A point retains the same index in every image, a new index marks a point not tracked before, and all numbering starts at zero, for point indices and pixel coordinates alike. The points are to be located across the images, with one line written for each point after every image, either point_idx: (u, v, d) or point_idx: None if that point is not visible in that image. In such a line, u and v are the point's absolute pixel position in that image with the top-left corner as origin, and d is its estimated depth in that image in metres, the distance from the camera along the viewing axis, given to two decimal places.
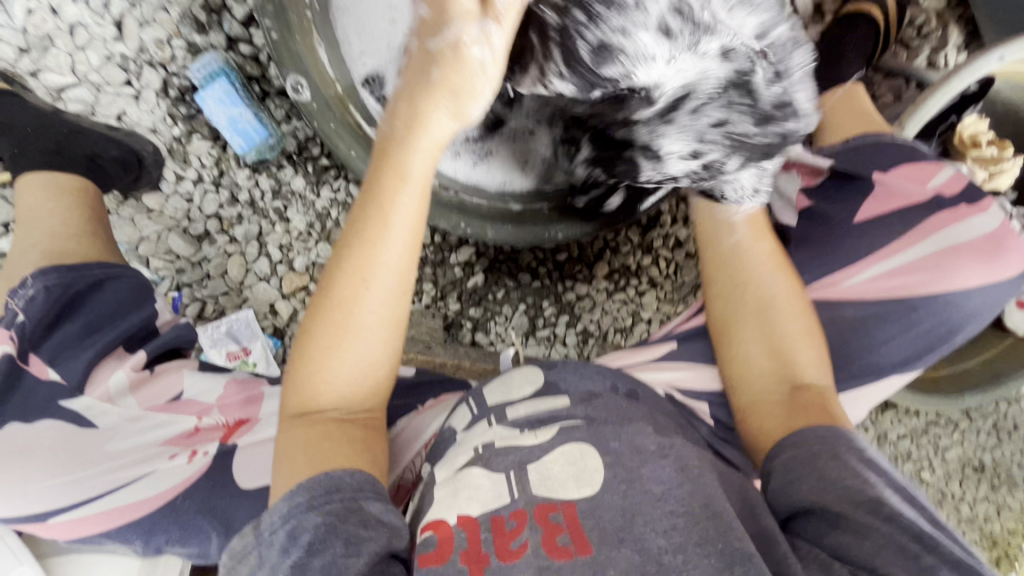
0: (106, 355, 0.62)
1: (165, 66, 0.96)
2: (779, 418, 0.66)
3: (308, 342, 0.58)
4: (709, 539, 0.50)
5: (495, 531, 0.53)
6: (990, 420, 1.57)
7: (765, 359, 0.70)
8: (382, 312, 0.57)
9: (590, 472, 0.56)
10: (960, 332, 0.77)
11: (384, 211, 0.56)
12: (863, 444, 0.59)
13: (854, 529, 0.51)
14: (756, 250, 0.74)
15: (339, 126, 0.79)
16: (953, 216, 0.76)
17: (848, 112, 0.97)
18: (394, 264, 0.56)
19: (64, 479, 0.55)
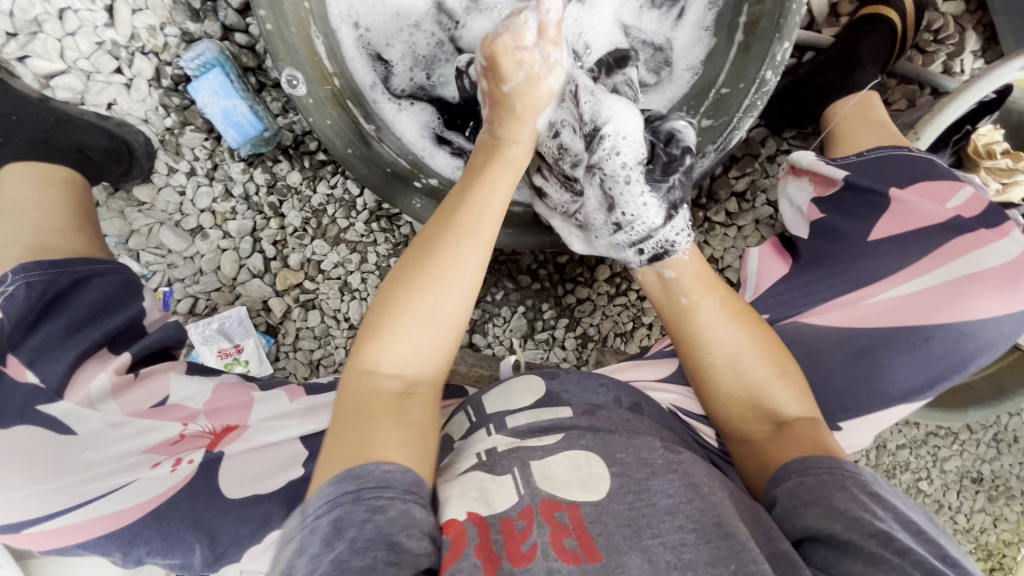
0: (88, 357, 0.59)
1: (158, 54, 0.93)
2: (774, 457, 0.62)
3: (391, 316, 0.58)
4: (720, 558, 0.48)
5: (506, 534, 0.49)
6: (991, 432, 1.55)
7: (745, 414, 0.67)
8: (457, 311, 0.59)
9: (595, 479, 0.53)
10: (973, 363, 0.74)
11: (473, 232, 0.61)
12: (869, 477, 0.57)
13: (864, 558, 0.48)
14: (704, 307, 0.71)
15: (336, 122, 0.75)
16: (975, 240, 0.73)
17: (862, 123, 0.97)
18: (478, 272, 0.60)
19: (40, 490, 0.53)
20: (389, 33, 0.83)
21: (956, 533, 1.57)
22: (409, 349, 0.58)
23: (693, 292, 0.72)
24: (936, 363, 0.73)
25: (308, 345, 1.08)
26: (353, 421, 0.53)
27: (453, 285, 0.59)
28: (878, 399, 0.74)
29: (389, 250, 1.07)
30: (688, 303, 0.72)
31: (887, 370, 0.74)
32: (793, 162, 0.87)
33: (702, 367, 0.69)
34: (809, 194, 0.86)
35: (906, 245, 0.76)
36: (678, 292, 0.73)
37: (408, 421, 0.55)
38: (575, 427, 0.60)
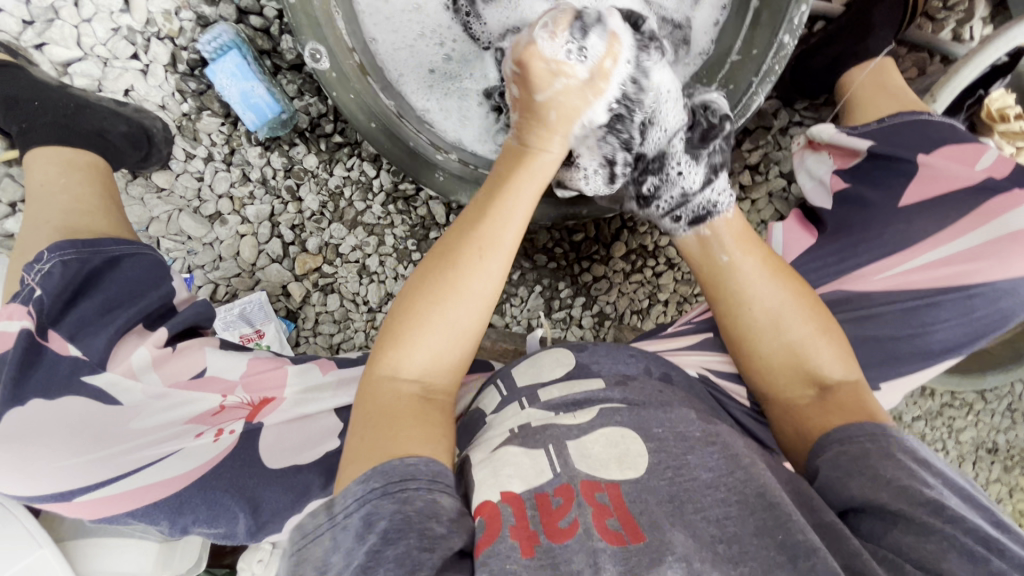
0: (126, 333, 0.59)
1: (173, 39, 0.93)
2: (817, 420, 0.63)
3: (413, 299, 0.59)
4: (766, 529, 0.48)
5: (541, 510, 0.50)
6: (1005, 402, 1.56)
7: (796, 360, 0.67)
8: (488, 284, 0.59)
9: (633, 456, 0.53)
10: (1011, 321, 0.72)
11: (518, 181, 0.64)
12: (914, 443, 0.58)
13: (914, 530, 0.50)
14: (747, 265, 0.71)
15: (358, 96, 0.76)
16: (1009, 200, 0.72)
17: (877, 90, 0.94)
18: (510, 241, 0.61)
19: (87, 459, 0.54)
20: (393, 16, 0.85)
21: None
22: (430, 346, 0.57)
23: (734, 251, 0.72)
24: (972, 322, 0.70)
25: (328, 329, 1.10)
26: (377, 420, 0.53)
27: (485, 256, 0.59)
28: (918, 354, 0.70)
29: (406, 232, 1.10)
30: (729, 261, 0.72)
31: (929, 333, 0.70)
32: (815, 135, 0.86)
33: (736, 314, 0.69)
34: (830, 166, 0.84)
35: (936, 211, 0.73)
36: (718, 249, 0.73)
37: (432, 423, 0.54)
38: (610, 400, 0.60)
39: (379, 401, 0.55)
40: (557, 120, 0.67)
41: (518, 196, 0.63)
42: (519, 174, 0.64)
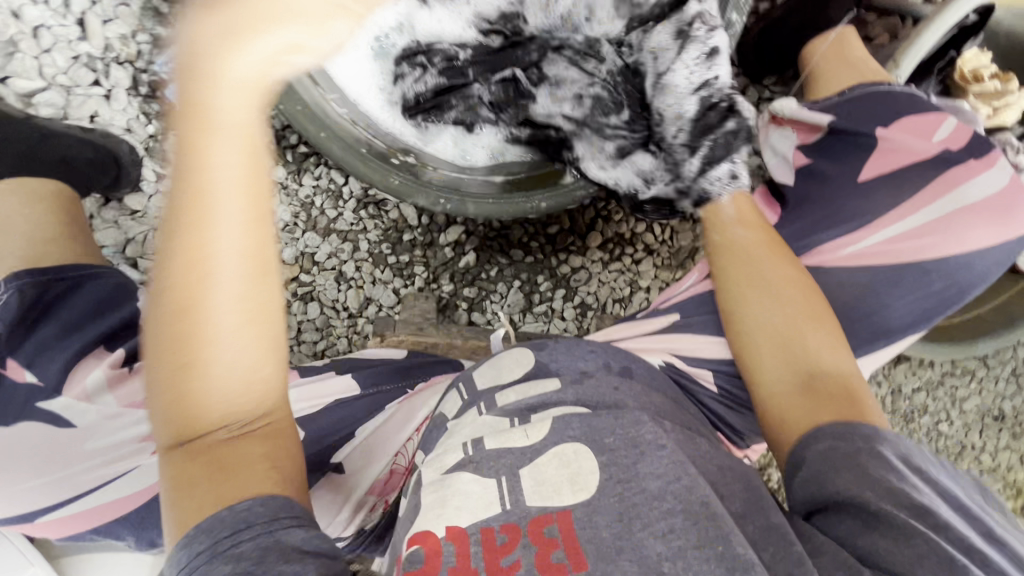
0: (85, 355, 0.61)
1: (132, 63, 0.95)
2: (799, 415, 0.59)
3: (159, 352, 0.45)
4: (708, 541, 0.48)
5: (484, 545, 0.50)
6: (1009, 367, 1.53)
7: (795, 353, 0.63)
8: (235, 292, 0.45)
9: (584, 475, 0.53)
10: (968, 294, 0.72)
11: (208, 145, 0.42)
12: (911, 451, 0.54)
13: (893, 534, 0.47)
14: (740, 240, 0.72)
15: (306, 107, 0.77)
16: (965, 171, 0.70)
17: (839, 63, 0.91)
18: (233, 222, 0.43)
19: (45, 480, 0.57)
20: None
21: (984, 474, 1.55)
22: (212, 388, 0.46)
23: (729, 232, 0.73)
24: (930, 298, 0.70)
25: (311, 337, 1.11)
26: (208, 476, 0.47)
27: (212, 256, 0.43)
28: (878, 334, 0.70)
29: (380, 235, 1.12)
30: (720, 242, 0.73)
31: (881, 308, 0.69)
32: (778, 110, 0.82)
33: (733, 297, 0.69)
34: (792, 141, 0.81)
35: (896, 183, 0.71)
36: (712, 230, 0.75)
37: (254, 463, 0.47)
38: (562, 403, 0.60)
39: (181, 467, 0.47)
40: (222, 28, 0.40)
41: (216, 152, 0.42)
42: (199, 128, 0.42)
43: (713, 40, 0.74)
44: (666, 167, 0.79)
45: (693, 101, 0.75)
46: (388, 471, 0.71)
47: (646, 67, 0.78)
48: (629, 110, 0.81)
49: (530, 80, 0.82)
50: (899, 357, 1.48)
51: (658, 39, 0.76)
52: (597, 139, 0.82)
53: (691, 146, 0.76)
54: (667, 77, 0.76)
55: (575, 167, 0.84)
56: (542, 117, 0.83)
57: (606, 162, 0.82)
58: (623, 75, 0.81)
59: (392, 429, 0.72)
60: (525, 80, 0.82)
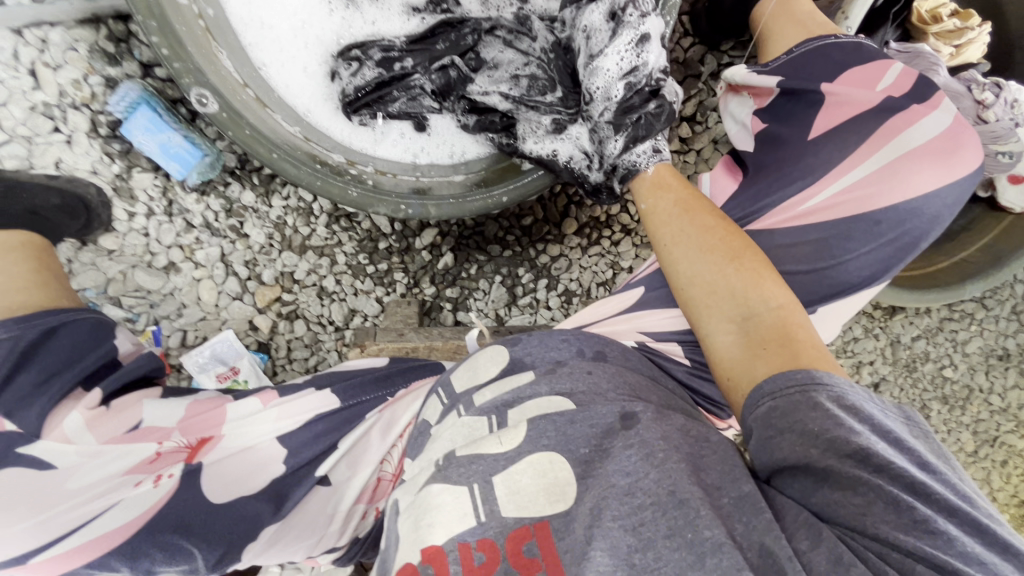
0: (62, 399, 0.63)
1: (88, 105, 0.96)
2: (744, 366, 0.58)
3: None
4: (677, 529, 0.47)
5: (462, 560, 0.49)
6: (1009, 305, 1.51)
7: (729, 299, 0.62)
8: None
9: (562, 486, 0.52)
10: (923, 241, 0.69)
11: None
12: (845, 388, 0.52)
13: (842, 484, 0.47)
14: (663, 206, 0.72)
15: (255, 131, 0.77)
16: (907, 117, 0.69)
17: (788, 19, 0.88)
18: None
19: (27, 525, 0.56)
20: (283, 41, 0.84)
21: (994, 414, 1.55)
22: None
23: (651, 198, 0.73)
24: (885, 247, 0.68)
25: (302, 354, 1.13)
26: None
27: None
28: (842, 289, 0.69)
29: (355, 247, 1.13)
30: (646, 209, 0.73)
31: (845, 262, 0.68)
32: (729, 80, 0.82)
33: (664, 259, 0.69)
34: (750, 108, 0.81)
35: (843, 137, 0.70)
36: (636, 200, 0.75)
37: None
38: (537, 395, 0.60)
39: None
40: None
41: None
42: None
43: (645, 25, 0.71)
44: (596, 146, 0.77)
45: (622, 82, 0.72)
46: (375, 480, 0.72)
47: (576, 45, 0.77)
48: (562, 86, 0.80)
49: (469, 65, 0.84)
50: (893, 307, 1.46)
51: (591, 18, 0.74)
52: (531, 123, 0.81)
53: (615, 125, 0.74)
54: (598, 60, 0.72)
55: (516, 150, 0.84)
56: (480, 96, 0.84)
57: (543, 137, 0.81)
58: (555, 52, 0.80)
59: (373, 440, 0.72)
60: (464, 67, 0.83)
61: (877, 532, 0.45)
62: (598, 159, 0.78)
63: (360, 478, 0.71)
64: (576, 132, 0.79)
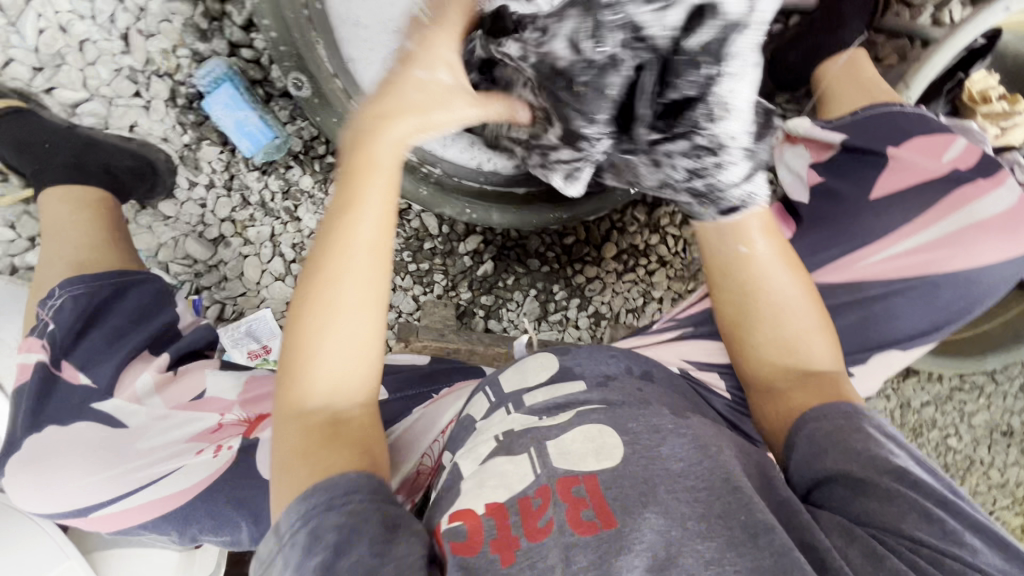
0: (133, 359, 0.66)
1: (171, 75, 0.99)
2: (798, 401, 0.62)
3: (298, 329, 0.53)
4: (731, 511, 0.50)
5: (522, 513, 0.53)
6: (1017, 382, 1.54)
7: (787, 344, 0.65)
8: (339, 366, 0.54)
9: (609, 447, 0.56)
10: (977, 308, 0.74)
11: (304, 343, 0.53)
12: (883, 423, 0.59)
13: (879, 495, 0.51)
14: (760, 248, 0.66)
15: (340, 119, 0.82)
16: (974, 190, 0.74)
17: (852, 80, 0.97)
18: (355, 333, 0.54)
19: (99, 478, 0.61)
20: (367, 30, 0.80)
21: (993, 490, 1.55)
22: (330, 373, 0.54)
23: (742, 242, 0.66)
24: (942, 309, 0.72)
25: None
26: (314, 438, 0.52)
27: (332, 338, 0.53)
28: (890, 344, 0.72)
29: (402, 244, 1.15)
30: (745, 253, 0.66)
31: (888, 319, 0.72)
32: (790, 129, 0.84)
33: (735, 290, 0.67)
34: (806, 160, 0.83)
35: (903, 202, 0.75)
36: (727, 241, 0.66)
37: (348, 444, 0.53)
38: (590, 401, 0.63)
39: (290, 440, 0.53)
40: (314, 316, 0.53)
41: (348, 267, 0.53)
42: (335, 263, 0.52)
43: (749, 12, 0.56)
44: (705, 171, 0.63)
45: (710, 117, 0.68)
46: (413, 473, 0.70)
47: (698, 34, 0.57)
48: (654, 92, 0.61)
49: None
50: (907, 371, 1.49)
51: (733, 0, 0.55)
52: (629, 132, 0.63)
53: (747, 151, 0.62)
54: (729, 64, 0.58)
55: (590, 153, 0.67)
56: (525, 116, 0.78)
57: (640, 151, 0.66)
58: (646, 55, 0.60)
59: (416, 432, 0.74)
60: None
61: (912, 537, 0.49)
62: (705, 188, 0.64)
63: (412, 463, 0.70)
64: (682, 152, 0.63)
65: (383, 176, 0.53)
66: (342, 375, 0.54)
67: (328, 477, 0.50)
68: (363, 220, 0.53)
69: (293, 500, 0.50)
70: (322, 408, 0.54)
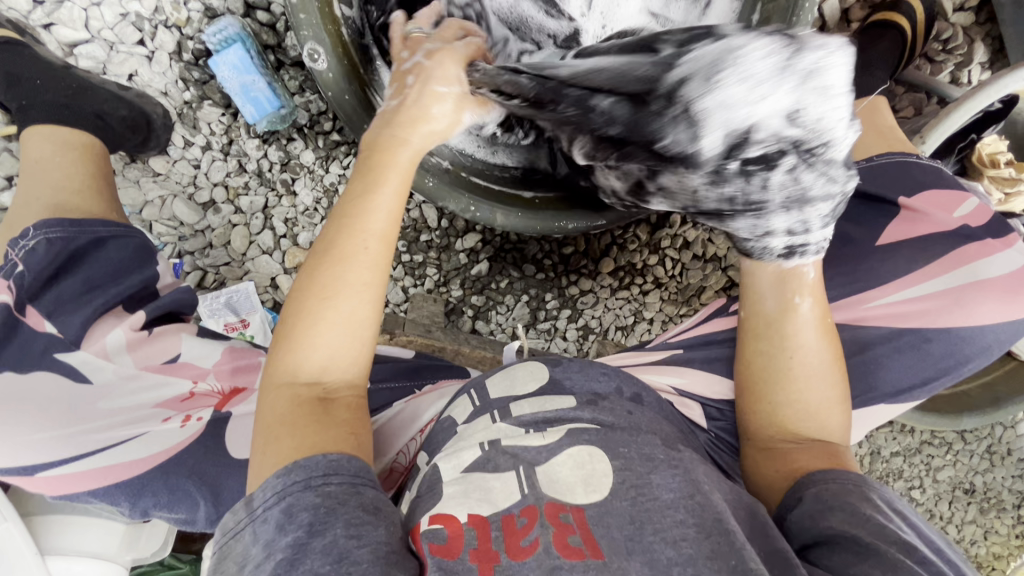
0: (104, 314, 0.63)
1: (180, 28, 0.95)
2: (804, 463, 0.61)
3: (301, 300, 0.56)
4: (722, 553, 0.49)
5: (506, 530, 0.51)
6: (985, 443, 1.52)
7: (801, 405, 0.65)
8: (370, 273, 0.57)
9: (599, 477, 0.54)
10: (966, 367, 0.73)
11: (352, 228, 0.57)
12: (897, 498, 0.57)
13: (878, 564, 0.48)
14: (804, 315, 0.66)
15: (354, 98, 0.77)
16: (980, 248, 0.74)
17: (869, 123, 0.97)
18: (370, 262, 0.57)
19: (51, 436, 0.57)
20: None
21: None
22: (323, 346, 0.56)
23: (787, 303, 0.66)
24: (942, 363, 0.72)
25: None
26: (305, 414, 0.53)
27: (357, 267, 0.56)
28: (884, 393, 0.72)
29: None
30: (777, 309, 0.67)
31: (886, 370, 0.71)
32: None
33: (763, 347, 0.67)
34: None
35: (909, 253, 0.75)
36: (765, 294, 0.67)
37: (339, 418, 0.54)
38: (578, 420, 0.60)
39: (279, 409, 0.54)
40: (332, 283, 0.56)
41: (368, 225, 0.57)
42: (349, 237, 0.57)
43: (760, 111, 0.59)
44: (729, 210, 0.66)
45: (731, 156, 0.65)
46: (386, 469, 0.69)
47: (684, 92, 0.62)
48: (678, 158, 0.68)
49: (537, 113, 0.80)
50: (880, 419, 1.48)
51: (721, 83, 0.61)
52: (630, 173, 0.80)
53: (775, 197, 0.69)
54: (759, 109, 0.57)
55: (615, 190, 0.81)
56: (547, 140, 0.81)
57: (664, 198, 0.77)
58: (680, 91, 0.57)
59: (397, 426, 0.73)
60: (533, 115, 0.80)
61: None
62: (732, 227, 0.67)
63: (377, 463, 0.70)
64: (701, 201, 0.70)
65: (401, 171, 0.60)
66: (338, 352, 0.56)
67: (314, 453, 0.50)
68: (374, 217, 0.58)
69: (292, 463, 0.49)
70: (310, 380, 0.56)
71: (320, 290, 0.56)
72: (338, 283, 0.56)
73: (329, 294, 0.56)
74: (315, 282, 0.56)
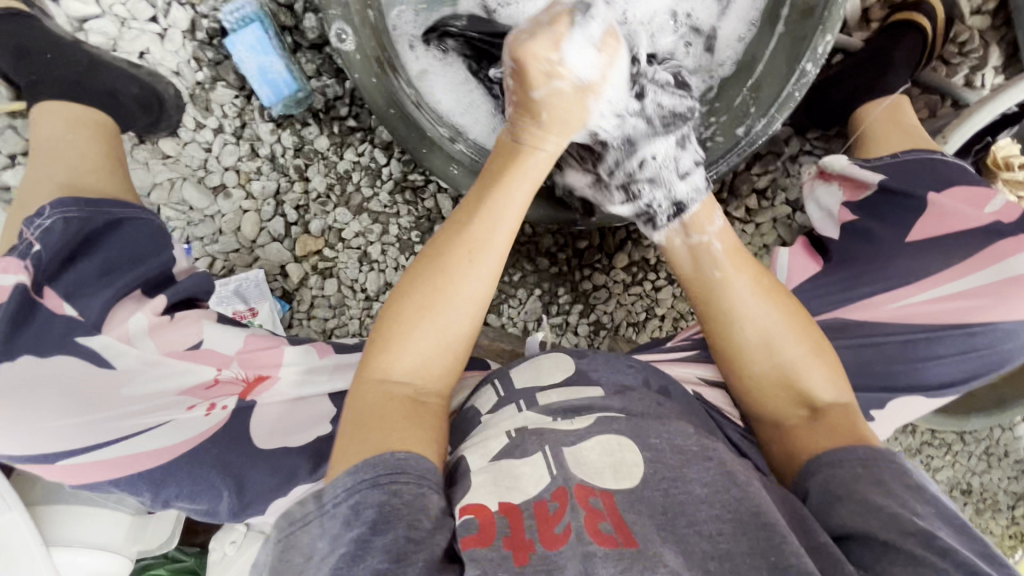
0: (124, 297, 0.61)
1: (194, 6, 0.93)
2: (807, 438, 0.62)
3: (405, 300, 0.60)
4: (760, 550, 0.48)
5: (539, 517, 0.49)
6: (983, 445, 1.53)
7: (776, 375, 0.65)
8: (478, 289, 0.60)
9: (629, 465, 0.53)
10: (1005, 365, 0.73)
11: (474, 241, 0.60)
12: (903, 463, 0.57)
13: (904, 560, 0.48)
14: (737, 282, 0.67)
15: (380, 81, 0.75)
16: (1015, 244, 0.73)
17: (891, 124, 0.98)
18: (484, 277, 0.60)
19: (73, 424, 0.55)
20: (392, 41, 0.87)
21: None
22: (416, 350, 0.58)
23: (726, 266, 0.68)
24: (965, 362, 0.72)
25: (323, 314, 1.06)
26: (390, 414, 0.55)
27: (468, 279, 0.59)
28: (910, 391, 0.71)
29: (412, 223, 1.05)
30: (720, 277, 0.68)
31: (910, 368, 0.71)
32: (827, 165, 0.85)
33: (723, 325, 0.67)
34: (840, 198, 0.83)
35: (933, 252, 0.75)
36: (705, 265, 0.70)
37: (422, 423, 0.55)
38: (609, 409, 0.59)
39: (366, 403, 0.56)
40: (439, 292, 0.59)
41: (487, 240, 0.60)
42: (470, 244, 0.60)
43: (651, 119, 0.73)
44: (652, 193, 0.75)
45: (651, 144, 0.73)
46: None
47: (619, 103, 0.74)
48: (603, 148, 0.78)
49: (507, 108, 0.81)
50: None
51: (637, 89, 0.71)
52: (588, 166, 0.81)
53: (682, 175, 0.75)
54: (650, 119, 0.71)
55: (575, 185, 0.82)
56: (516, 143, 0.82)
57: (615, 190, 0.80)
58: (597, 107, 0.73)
59: None
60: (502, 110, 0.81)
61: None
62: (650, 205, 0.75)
63: None
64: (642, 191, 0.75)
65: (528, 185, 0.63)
66: (428, 359, 0.59)
67: (381, 452, 0.51)
68: (493, 238, 0.61)
69: (359, 461, 0.51)
70: (403, 384, 0.58)
71: (428, 294, 0.59)
72: (445, 292, 0.59)
73: (436, 301, 0.59)
74: (423, 289, 0.60)
